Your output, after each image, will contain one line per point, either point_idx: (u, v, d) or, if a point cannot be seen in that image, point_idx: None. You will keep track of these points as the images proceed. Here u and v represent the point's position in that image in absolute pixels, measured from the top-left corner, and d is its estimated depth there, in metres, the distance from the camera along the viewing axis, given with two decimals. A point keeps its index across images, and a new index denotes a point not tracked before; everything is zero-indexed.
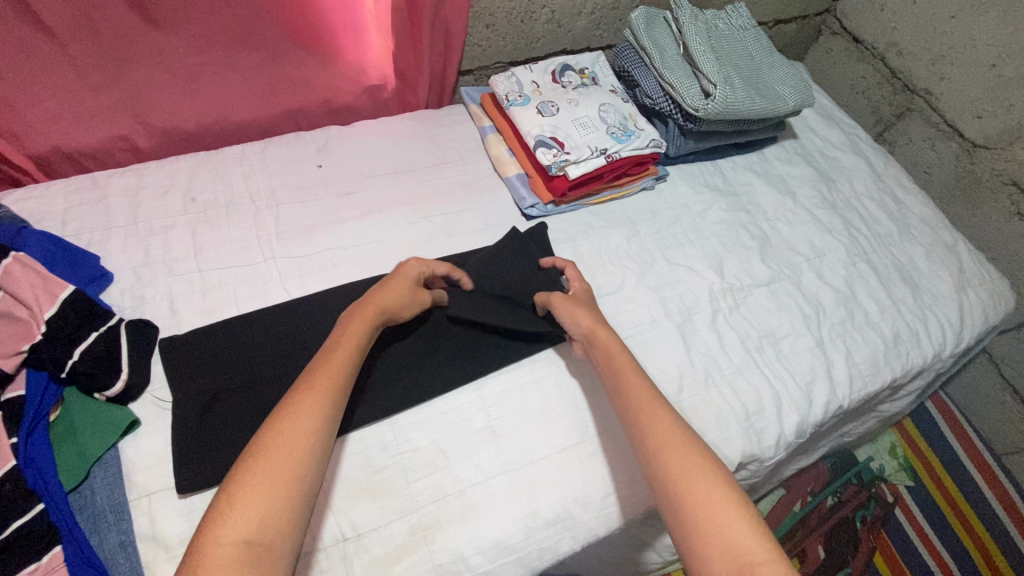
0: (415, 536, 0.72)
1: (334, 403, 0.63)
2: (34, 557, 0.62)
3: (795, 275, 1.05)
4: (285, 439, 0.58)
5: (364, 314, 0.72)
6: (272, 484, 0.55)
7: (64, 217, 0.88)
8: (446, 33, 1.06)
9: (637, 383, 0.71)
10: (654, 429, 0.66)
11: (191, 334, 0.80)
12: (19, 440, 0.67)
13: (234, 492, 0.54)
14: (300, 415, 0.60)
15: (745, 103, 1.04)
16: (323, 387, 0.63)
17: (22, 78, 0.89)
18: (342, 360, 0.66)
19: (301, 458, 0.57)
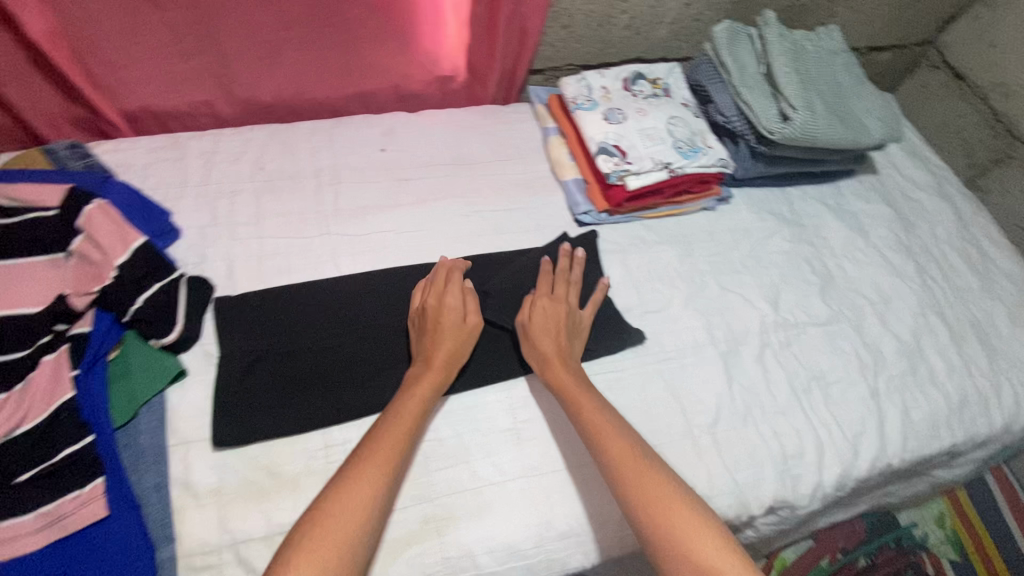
0: (427, 526, 0.72)
1: (401, 456, 0.66)
2: (78, 484, 0.67)
3: (856, 319, 0.99)
4: (356, 497, 0.61)
5: (436, 370, 0.75)
6: (348, 529, 0.58)
7: (144, 171, 0.93)
8: (522, 30, 1.06)
9: (599, 415, 0.72)
10: (625, 464, 0.67)
11: (237, 296, 0.84)
12: (79, 372, 0.72)
13: (315, 534, 0.57)
14: (375, 469, 0.63)
15: (826, 132, 0.98)
16: (395, 448, 0.66)
17: (118, 34, 0.93)
18: (411, 415, 0.70)
19: (374, 511, 0.61)
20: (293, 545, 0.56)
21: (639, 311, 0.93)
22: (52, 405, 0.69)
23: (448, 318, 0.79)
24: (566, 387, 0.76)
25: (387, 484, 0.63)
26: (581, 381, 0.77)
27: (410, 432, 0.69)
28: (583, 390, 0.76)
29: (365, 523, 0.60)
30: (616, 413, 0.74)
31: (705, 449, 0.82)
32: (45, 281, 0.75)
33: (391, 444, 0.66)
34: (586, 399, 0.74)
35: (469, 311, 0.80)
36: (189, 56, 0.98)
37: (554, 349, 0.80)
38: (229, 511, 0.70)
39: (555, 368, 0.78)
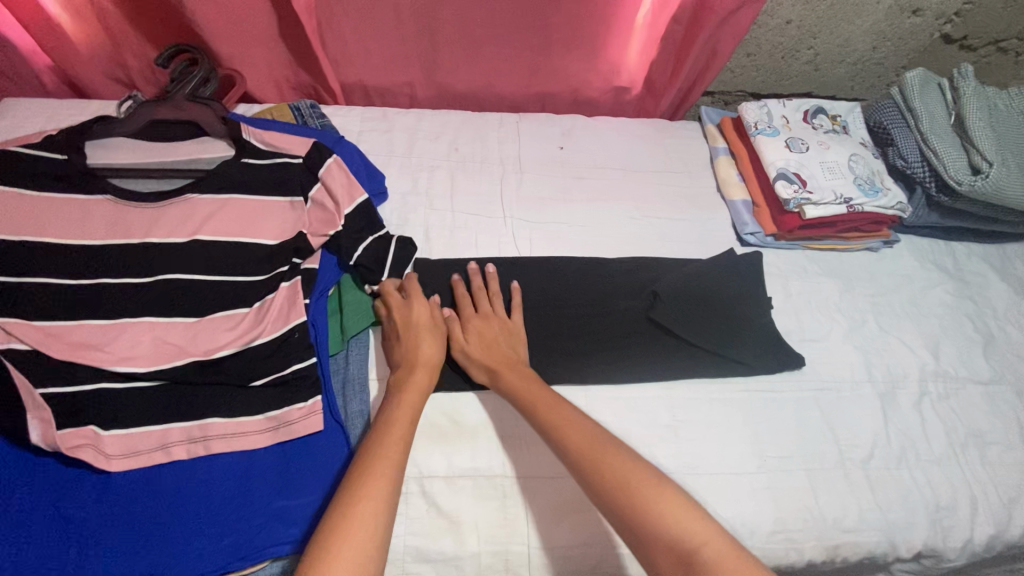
0: (571, 502, 0.76)
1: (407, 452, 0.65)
2: (302, 398, 0.76)
3: (1019, 384, 0.97)
4: (358, 511, 0.56)
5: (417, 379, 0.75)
6: (371, 519, 0.56)
7: (358, 137, 1.04)
8: (712, 54, 1.11)
9: (567, 417, 0.70)
10: (600, 461, 0.64)
11: (418, 259, 0.91)
12: (309, 301, 0.83)
13: (339, 524, 0.55)
14: (383, 466, 0.61)
15: (1018, 191, 0.97)
16: (388, 458, 0.62)
17: (356, 16, 1.03)
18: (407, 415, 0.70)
19: (379, 520, 0.56)
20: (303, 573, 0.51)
21: (796, 337, 0.95)
22: (288, 325, 0.80)
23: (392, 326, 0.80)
24: (522, 389, 0.75)
25: (386, 493, 0.59)
26: (532, 383, 0.77)
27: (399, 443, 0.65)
28: (533, 390, 0.75)
29: (386, 512, 0.58)
30: (572, 407, 0.72)
31: (856, 482, 0.83)
32: (285, 218, 0.87)
33: (382, 457, 0.62)
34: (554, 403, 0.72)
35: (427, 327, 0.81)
36: (408, 42, 1.09)
37: (501, 356, 0.81)
38: (418, 448, 0.78)
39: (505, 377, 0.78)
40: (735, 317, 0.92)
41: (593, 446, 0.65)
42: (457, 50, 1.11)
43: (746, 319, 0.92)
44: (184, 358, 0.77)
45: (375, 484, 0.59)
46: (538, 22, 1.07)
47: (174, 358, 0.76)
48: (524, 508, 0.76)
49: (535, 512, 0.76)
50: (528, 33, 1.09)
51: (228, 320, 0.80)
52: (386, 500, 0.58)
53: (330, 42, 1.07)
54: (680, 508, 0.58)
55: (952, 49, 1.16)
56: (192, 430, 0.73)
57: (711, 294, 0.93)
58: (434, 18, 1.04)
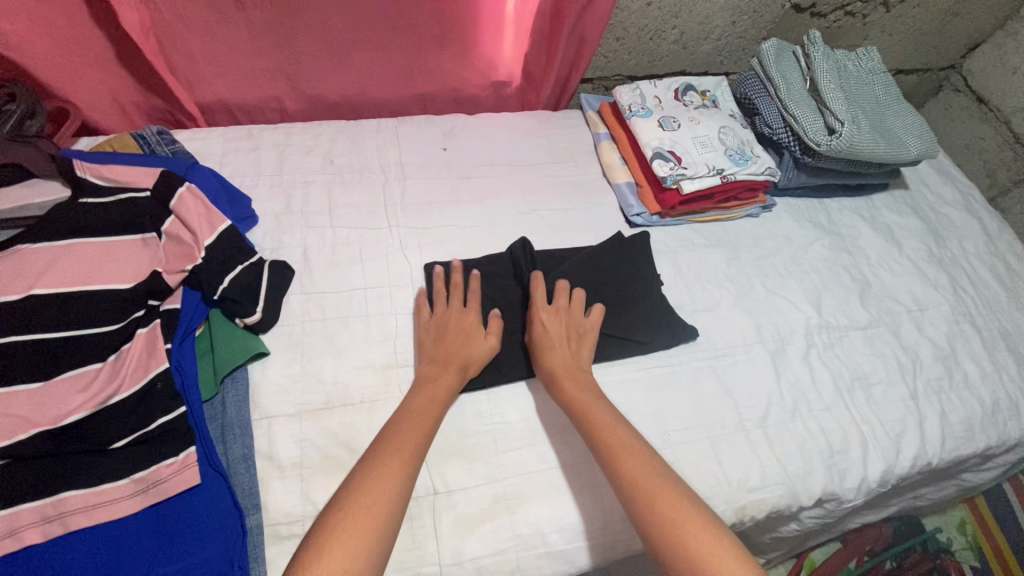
0: (529, 493, 0.77)
1: (417, 456, 0.66)
2: (172, 452, 0.70)
3: (894, 324, 1.04)
4: (372, 493, 0.60)
5: (447, 375, 0.77)
6: (384, 504, 0.60)
7: (221, 160, 0.98)
8: (580, 41, 1.11)
9: (621, 440, 0.70)
10: (650, 494, 0.64)
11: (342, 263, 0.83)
12: (172, 346, 0.76)
13: (343, 519, 0.57)
14: (402, 451, 0.65)
15: (870, 146, 1.04)
16: (409, 444, 0.67)
17: (200, 31, 0.95)
18: (427, 414, 0.71)
19: (391, 503, 0.60)
20: (318, 543, 0.55)
21: (690, 309, 0.97)
22: (149, 374, 0.73)
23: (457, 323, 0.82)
24: (576, 396, 0.77)
25: (400, 480, 0.62)
26: (590, 390, 0.78)
27: (423, 432, 0.69)
28: (586, 396, 0.76)
29: (391, 509, 0.60)
30: (627, 425, 0.74)
31: (758, 443, 0.86)
32: (137, 259, 0.79)
33: (405, 444, 0.66)
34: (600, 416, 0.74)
35: (471, 337, 0.81)
36: (265, 54, 1.02)
37: (563, 363, 0.80)
38: (312, 484, 0.73)
39: (563, 381, 0.78)
40: (629, 297, 0.93)
41: (650, 479, 0.66)
42: (321, 58, 1.05)
43: (639, 298, 0.94)
44: (28, 430, 0.66)
45: (390, 470, 0.63)
46: (402, 23, 1.03)
47: (15, 432, 0.66)
48: (432, 527, 0.73)
49: (444, 529, 0.73)
50: (395, 35, 1.05)
51: (79, 380, 0.71)
52: (400, 488, 0.62)
53: (177, 63, 0.98)
54: (691, 516, 0.62)
55: (803, 18, 1.23)
56: (43, 508, 0.64)
57: (599, 281, 0.93)
58: (289, 26, 0.98)
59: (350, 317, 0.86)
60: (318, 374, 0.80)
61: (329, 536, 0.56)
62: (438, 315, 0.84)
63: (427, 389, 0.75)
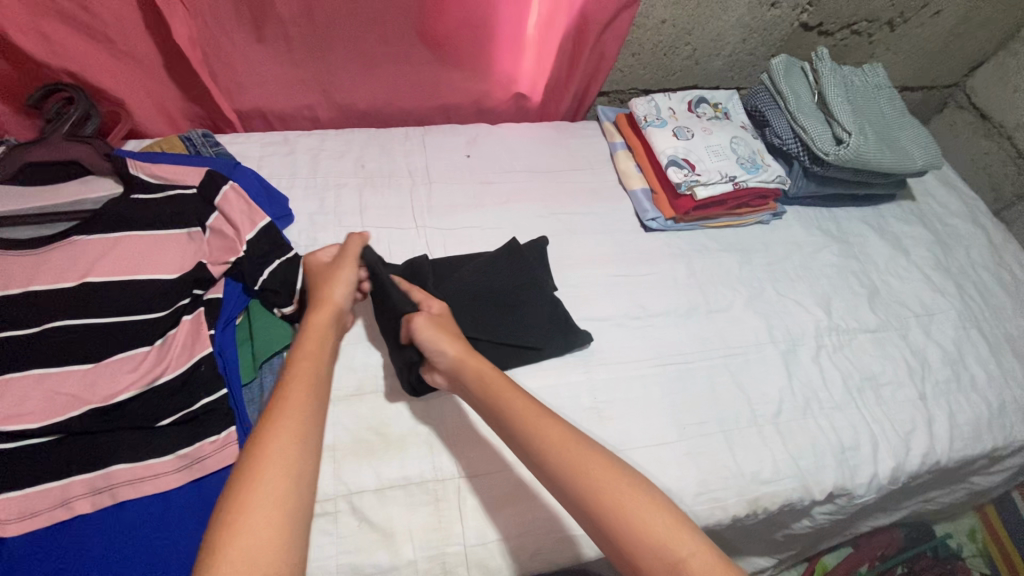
0: None
1: (313, 407, 0.62)
2: (215, 431, 0.74)
3: (902, 328, 1.07)
4: (275, 449, 0.56)
5: (325, 322, 0.74)
6: (289, 455, 0.56)
7: (259, 163, 1.03)
8: (601, 56, 1.18)
9: (549, 425, 0.66)
10: (581, 466, 0.62)
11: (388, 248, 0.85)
12: (215, 332, 0.81)
13: (248, 481, 0.53)
14: (295, 406, 0.61)
15: (876, 156, 1.09)
16: (302, 396, 0.62)
17: (243, 43, 1.02)
18: (312, 370, 0.66)
19: (299, 458, 0.57)
20: (226, 513, 0.51)
21: (703, 310, 1.01)
22: (194, 358, 0.78)
23: (339, 285, 0.79)
24: (482, 383, 0.72)
25: (304, 436, 0.58)
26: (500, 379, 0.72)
27: (318, 383, 0.65)
28: (497, 384, 0.71)
29: (301, 462, 0.56)
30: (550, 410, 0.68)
31: (769, 438, 0.89)
32: (183, 250, 0.85)
33: (301, 400, 0.62)
34: (531, 413, 0.67)
35: (345, 288, 0.79)
36: (302, 65, 1.08)
37: (454, 353, 0.74)
38: (345, 466, 0.76)
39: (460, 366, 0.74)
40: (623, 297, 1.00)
41: (600, 469, 0.61)
42: (353, 69, 1.11)
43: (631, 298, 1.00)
44: (79, 408, 0.71)
45: (286, 428, 0.58)
46: (431, 38, 1.09)
47: (67, 409, 0.71)
48: (458, 509, 0.76)
49: (469, 511, 0.76)
50: (423, 49, 1.11)
51: (129, 361, 0.76)
52: (305, 442, 0.58)
53: (219, 73, 1.05)
54: (630, 491, 0.59)
55: (811, 36, 1.29)
56: (93, 480, 0.68)
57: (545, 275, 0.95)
58: (325, 39, 1.05)
59: None
60: (350, 364, 0.84)
61: (239, 503, 0.52)
62: (313, 271, 0.82)
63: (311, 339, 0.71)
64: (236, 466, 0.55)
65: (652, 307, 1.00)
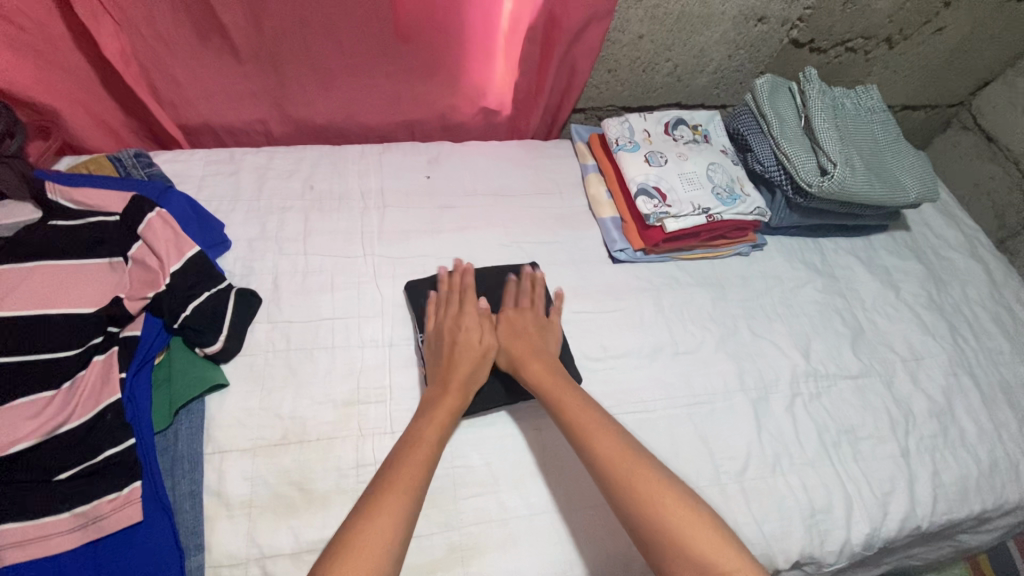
0: (485, 544, 0.73)
1: (429, 471, 0.67)
2: (116, 487, 0.67)
3: (887, 374, 0.99)
4: (392, 503, 0.61)
5: (451, 393, 0.76)
6: (403, 510, 0.61)
7: (200, 182, 0.97)
8: (571, 71, 1.11)
9: (619, 452, 0.68)
10: (647, 494, 0.64)
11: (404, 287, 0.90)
12: (127, 375, 0.75)
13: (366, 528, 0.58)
14: (417, 463, 0.66)
15: (865, 188, 1.01)
16: (423, 457, 0.68)
17: (183, 54, 0.95)
18: (437, 433, 0.71)
19: (409, 512, 0.61)
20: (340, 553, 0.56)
21: (670, 351, 0.94)
22: (100, 406, 0.71)
23: (469, 366, 0.79)
24: (545, 379, 0.78)
25: (417, 494, 0.64)
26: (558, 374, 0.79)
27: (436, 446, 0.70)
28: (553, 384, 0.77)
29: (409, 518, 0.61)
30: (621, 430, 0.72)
31: (733, 497, 0.82)
32: (101, 282, 0.79)
33: (422, 459, 0.67)
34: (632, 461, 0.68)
35: (476, 368, 0.79)
36: (250, 78, 1.02)
37: (523, 346, 0.83)
38: (259, 525, 0.70)
39: (529, 363, 0.80)
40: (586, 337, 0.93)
41: (674, 506, 0.63)
42: (307, 82, 1.05)
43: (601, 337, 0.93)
44: None
45: (406, 484, 0.63)
46: (390, 50, 1.03)
47: None
48: None
49: None
50: (381, 61, 1.04)
51: (29, 407, 0.69)
52: (415, 501, 0.63)
53: (159, 85, 0.98)
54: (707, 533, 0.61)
55: (802, 53, 1.20)
56: None
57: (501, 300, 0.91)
58: (273, 52, 0.98)
59: (315, 349, 0.84)
60: (276, 409, 0.78)
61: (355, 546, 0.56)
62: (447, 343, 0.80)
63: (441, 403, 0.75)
64: (358, 507, 0.61)
65: (614, 348, 0.93)
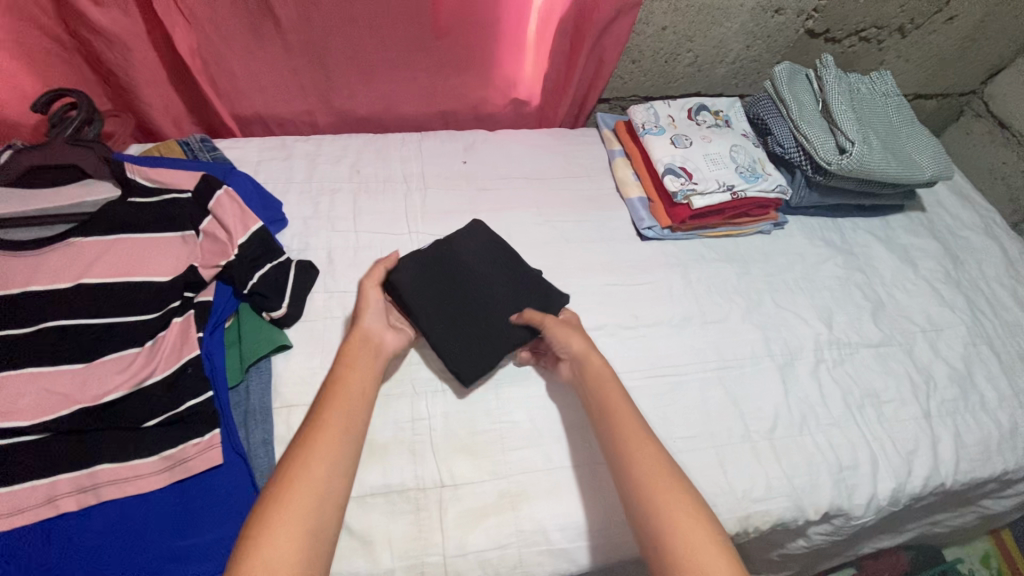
0: (534, 491, 0.78)
1: (349, 424, 0.66)
2: (199, 433, 0.74)
3: (908, 343, 1.03)
4: (311, 457, 0.61)
5: (356, 339, 0.77)
6: (320, 463, 0.61)
7: (256, 167, 1.05)
8: (599, 62, 1.18)
9: (630, 426, 0.70)
10: (647, 475, 0.65)
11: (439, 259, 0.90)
12: (203, 335, 0.82)
13: (283, 484, 0.59)
14: (330, 416, 0.66)
15: (881, 165, 1.06)
16: (337, 407, 0.67)
17: (241, 50, 1.03)
18: (355, 382, 0.71)
19: (331, 466, 0.62)
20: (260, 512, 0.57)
21: (698, 320, 0.99)
22: (182, 361, 0.79)
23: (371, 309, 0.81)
24: (597, 370, 0.77)
25: (337, 447, 0.63)
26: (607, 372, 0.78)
27: (357, 394, 0.70)
28: (605, 378, 0.76)
29: (329, 470, 0.61)
30: (640, 417, 0.72)
31: (764, 454, 0.86)
32: (176, 254, 0.85)
33: (340, 411, 0.67)
34: (626, 422, 0.71)
35: (375, 313, 0.81)
36: (301, 72, 1.09)
37: (584, 344, 0.81)
38: None
39: (590, 360, 0.79)
40: (618, 308, 0.98)
41: (667, 486, 0.63)
42: (351, 75, 1.12)
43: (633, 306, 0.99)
44: (70, 406, 0.72)
45: (324, 439, 0.63)
46: (428, 45, 1.10)
47: (58, 408, 0.72)
48: (437, 518, 0.75)
49: (449, 520, 0.75)
50: (419, 56, 1.12)
51: (119, 362, 0.77)
52: (338, 452, 0.63)
53: (219, 78, 1.06)
54: (692, 513, 0.61)
55: (817, 43, 1.26)
56: (79, 478, 0.69)
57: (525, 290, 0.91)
58: (322, 46, 1.06)
59: None
60: None
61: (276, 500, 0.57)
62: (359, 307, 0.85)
63: (355, 354, 0.75)
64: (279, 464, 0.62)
65: (645, 317, 0.98)
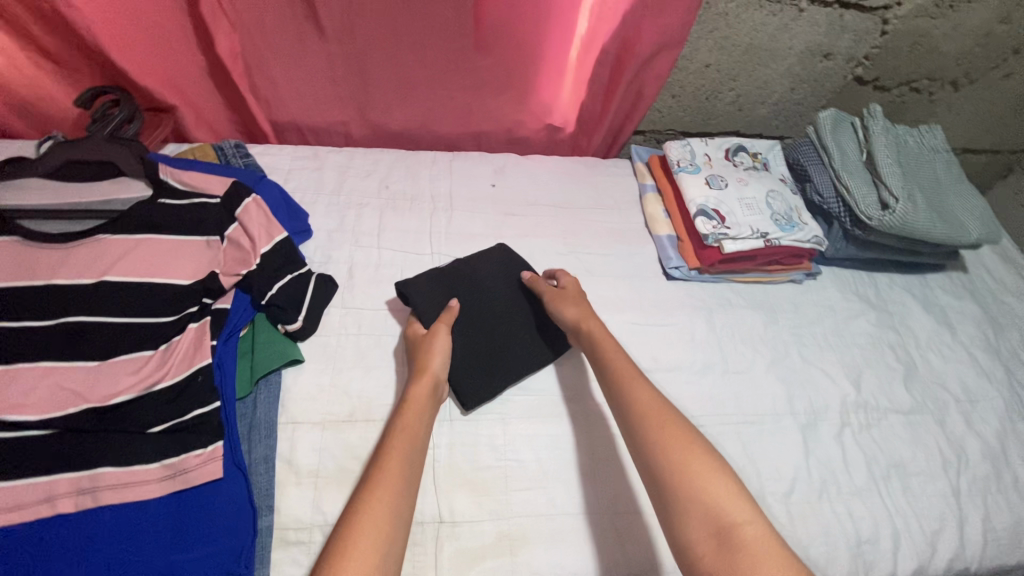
0: (534, 536, 0.76)
1: (404, 484, 0.64)
2: (201, 444, 0.73)
3: (940, 414, 0.98)
4: (371, 513, 0.59)
5: (418, 386, 0.76)
6: (382, 516, 0.59)
7: (286, 175, 1.05)
8: (637, 94, 1.15)
9: (629, 375, 0.75)
10: (651, 415, 0.69)
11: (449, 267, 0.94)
12: (217, 343, 0.81)
13: (345, 544, 0.56)
14: (389, 472, 0.64)
15: (926, 225, 1.02)
16: (395, 462, 0.65)
17: (282, 58, 1.04)
18: (410, 436, 0.69)
19: (392, 522, 0.59)
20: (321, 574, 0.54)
21: (720, 368, 0.96)
22: (192, 368, 0.78)
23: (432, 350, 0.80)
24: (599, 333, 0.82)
25: (396, 506, 0.61)
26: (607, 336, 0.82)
27: (411, 454, 0.67)
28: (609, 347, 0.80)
29: (389, 529, 0.59)
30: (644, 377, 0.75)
31: (779, 519, 0.82)
32: (198, 259, 0.85)
33: (396, 470, 0.64)
34: (631, 380, 0.74)
35: (441, 359, 0.80)
36: (340, 83, 1.10)
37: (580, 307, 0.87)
38: (325, 495, 0.75)
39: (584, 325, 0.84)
40: (638, 348, 0.95)
41: (676, 429, 0.67)
42: (389, 90, 1.12)
43: (652, 347, 0.96)
44: (78, 405, 0.72)
45: (382, 498, 0.61)
46: (466, 65, 1.10)
47: (66, 405, 0.71)
48: (433, 555, 0.72)
49: (444, 558, 0.72)
50: (457, 76, 1.11)
51: (131, 363, 0.77)
52: (398, 508, 0.61)
53: (259, 85, 1.07)
54: (700, 452, 0.64)
55: (865, 90, 1.23)
56: (79, 480, 0.68)
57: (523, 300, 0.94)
58: (362, 60, 1.06)
59: (383, 335, 0.89)
60: (345, 388, 0.83)
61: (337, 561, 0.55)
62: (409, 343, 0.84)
63: (409, 409, 0.73)
64: (336, 526, 0.59)
65: (665, 360, 0.95)
